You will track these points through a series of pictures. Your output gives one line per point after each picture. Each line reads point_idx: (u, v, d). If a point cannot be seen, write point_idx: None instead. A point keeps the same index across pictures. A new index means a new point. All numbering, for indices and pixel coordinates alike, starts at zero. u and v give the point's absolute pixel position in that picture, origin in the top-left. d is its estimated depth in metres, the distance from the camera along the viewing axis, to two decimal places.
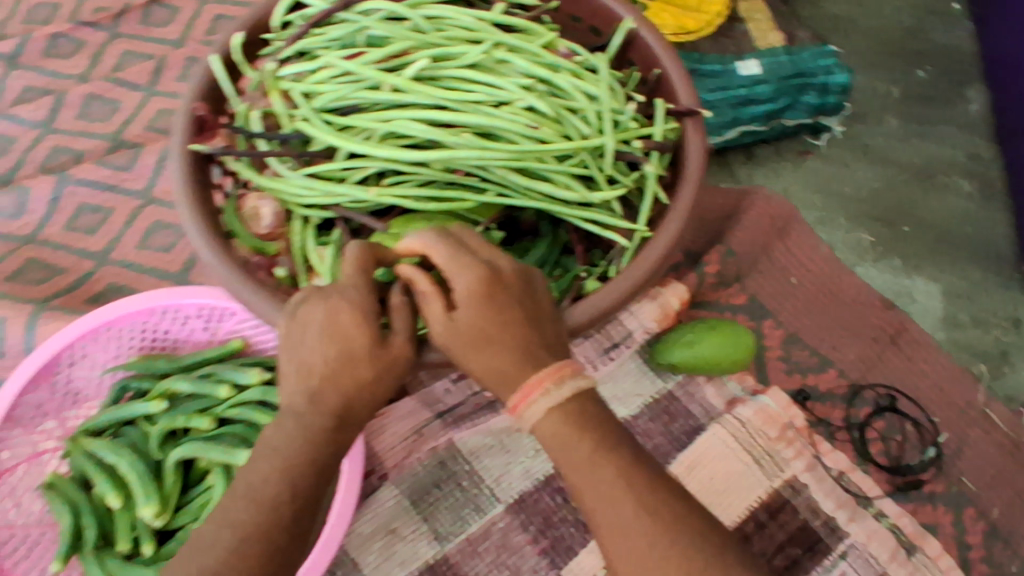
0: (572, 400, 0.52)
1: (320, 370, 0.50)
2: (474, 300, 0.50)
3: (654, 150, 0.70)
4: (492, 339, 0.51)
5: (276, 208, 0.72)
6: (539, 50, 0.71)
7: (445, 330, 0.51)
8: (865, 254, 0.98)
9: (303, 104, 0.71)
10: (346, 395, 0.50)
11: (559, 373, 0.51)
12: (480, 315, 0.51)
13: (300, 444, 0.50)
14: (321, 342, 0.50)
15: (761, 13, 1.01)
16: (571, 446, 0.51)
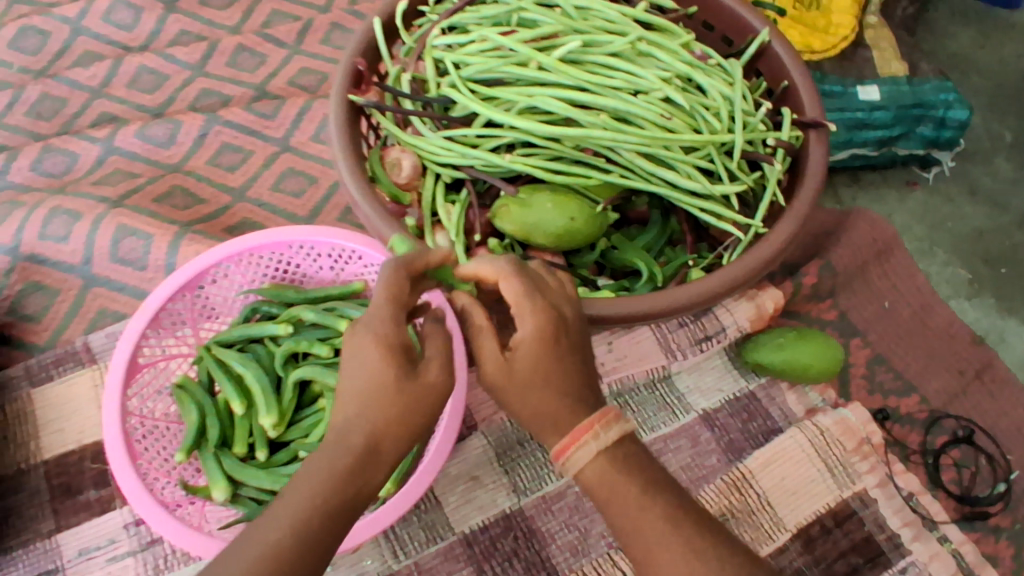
0: (617, 446, 0.53)
1: (363, 398, 0.51)
2: (533, 339, 0.53)
3: (781, 147, 0.76)
4: (545, 382, 0.53)
5: (415, 162, 0.79)
6: (678, 48, 0.77)
7: (498, 367, 0.53)
8: (960, 289, 0.98)
9: (454, 72, 0.78)
10: (398, 415, 0.51)
11: (605, 418, 0.53)
12: (536, 354, 0.52)
13: (332, 477, 0.49)
14: (367, 369, 0.51)
15: (887, 42, 1.02)
16: (614, 496, 0.52)
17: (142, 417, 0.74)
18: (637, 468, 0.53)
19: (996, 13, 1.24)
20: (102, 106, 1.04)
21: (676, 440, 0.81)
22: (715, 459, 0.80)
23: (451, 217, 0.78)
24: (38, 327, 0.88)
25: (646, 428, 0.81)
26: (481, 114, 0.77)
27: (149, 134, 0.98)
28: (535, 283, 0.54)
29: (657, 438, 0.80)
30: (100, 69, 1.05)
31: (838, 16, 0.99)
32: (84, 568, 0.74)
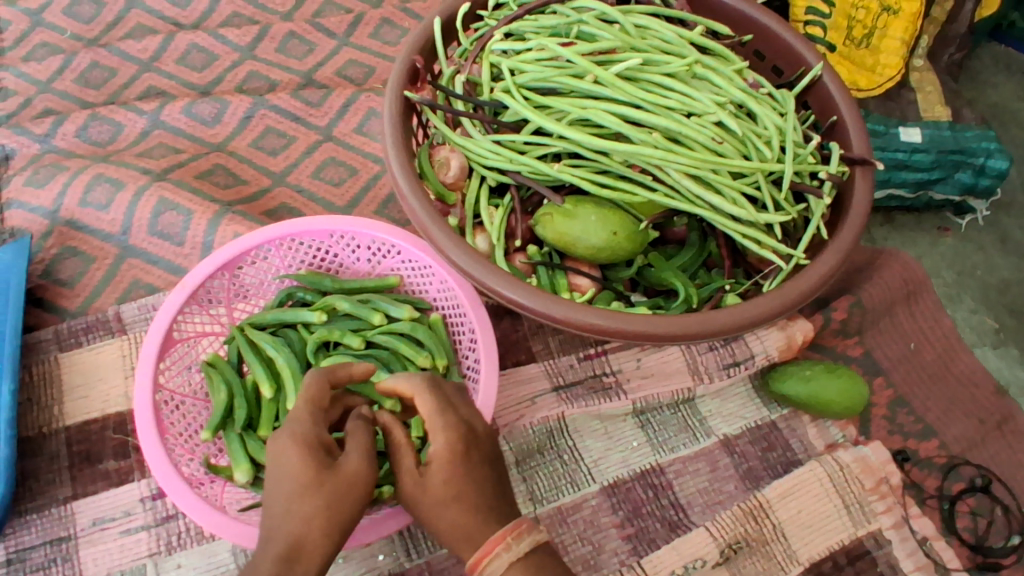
0: (534, 555, 0.53)
1: (282, 503, 0.50)
2: (445, 452, 0.55)
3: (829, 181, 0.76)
4: (458, 492, 0.54)
5: (463, 163, 0.80)
6: (733, 75, 0.78)
7: (411, 482, 0.55)
8: (985, 337, 0.98)
9: (509, 77, 0.79)
10: (314, 512, 0.50)
11: (518, 528, 0.53)
12: (448, 466, 0.55)
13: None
14: (281, 481, 0.51)
15: (932, 86, 1.02)
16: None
17: (172, 390, 0.74)
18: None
19: None
20: (150, 80, 1.05)
21: (694, 462, 0.82)
22: (732, 486, 0.81)
23: (494, 221, 0.79)
24: (70, 292, 0.88)
25: (665, 448, 0.82)
26: (533, 121, 0.77)
27: (197, 111, 1.00)
28: (445, 400, 0.57)
29: (676, 459, 0.82)
30: (152, 42, 1.06)
31: (886, 56, 0.99)
32: (97, 537, 0.74)
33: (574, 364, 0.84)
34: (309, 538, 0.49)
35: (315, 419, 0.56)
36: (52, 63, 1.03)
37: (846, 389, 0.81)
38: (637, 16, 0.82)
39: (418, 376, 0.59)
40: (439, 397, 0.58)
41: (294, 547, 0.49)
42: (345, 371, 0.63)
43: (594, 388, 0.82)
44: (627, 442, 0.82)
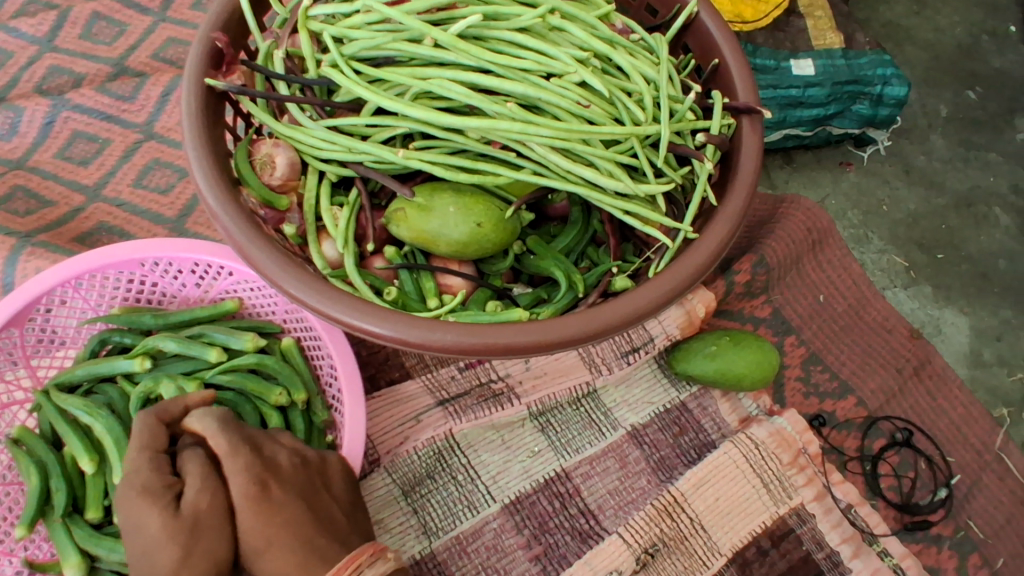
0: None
1: (141, 566, 0.49)
2: (245, 500, 0.52)
3: (711, 144, 0.67)
4: (275, 538, 0.52)
5: (291, 159, 0.67)
6: (596, 22, 0.67)
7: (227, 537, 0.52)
8: (896, 278, 0.93)
9: (334, 49, 0.66)
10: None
11: (356, 561, 0.50)
12: (257, 515, 0.52)
13: None
14: (133, 546, 0.50)
15: (822, 11, 0.93)
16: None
17: None
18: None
19: None
20: None
21: (602, 461, 0.74)
22: (645, 481, 0.74)
23: (338, 224, 0.67)
24: None
25: (569, 449, 0.75)
26: (369, 101, 0.65)
27: None
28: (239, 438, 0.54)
29: (582, 460, 0.74)
30: None
31: None
32: None
33: (457, 374, 0.74)
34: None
35: (148, 465, 0.52)
36: None
37: (751, 379, 0.74)
38: None
39: (211, 415, 0.55)
40: (241, 439, 0.54)
41: None
42: (177, 405, 0.57)
43: (483, 397, 0.73)
44: (526, 450, 0.74)
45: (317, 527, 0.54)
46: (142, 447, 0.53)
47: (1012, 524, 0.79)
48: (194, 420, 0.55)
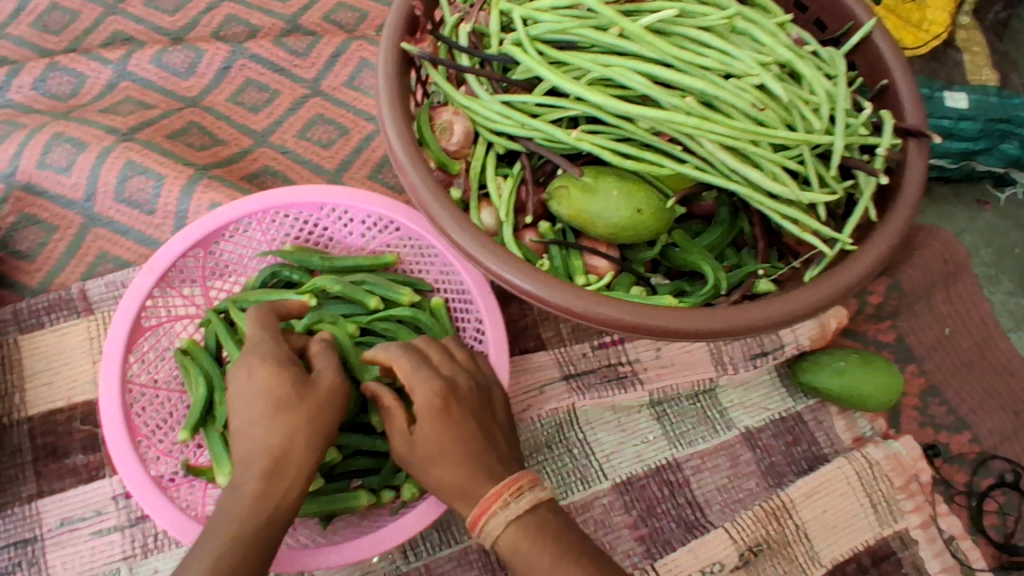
0: (531, 515, 0.52)
1: (258, 431, 0.52)
2: (426, 409, 0.55)
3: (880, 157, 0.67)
4: (446, 448, 0.55)
5: (467, 127, 0.71)
6: (777, 30, 0.69)
7: (404, 441, 0.56)
8: (1022, 321, 0.90)
9: (522, 28, 0.69)
10: (288, 438, 0.52)
11: (517, 484, 0.53)
12: (434, 423, 0.55)
13: (255, 505, 0.50)
14: (248, 405, 0.54)
15: (980, 47, 0.94)
16: (529, 566, 0.51)
17: (142, 384, 0.67)
18: (556, 539, 0.52)
19: None
20: (115, 24, 0.93)
21: (713, 458, 0.76)
22: (753, 483, 0.75)
23: (501, 194, 0.71)
24: (31, 266, 0.80)
25: (682, 441, 0.76)
26: (548, 81, 0.68)
27: (167, 61, 0.90)
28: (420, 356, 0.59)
29: (694, 454, 0.76)
30: None
31: (934, 10, 0.90)
32: (66, 539, 0.68)
33: (587, 352, 0.77)
34: (283, 464, 0.52)
35: (279, 343, 0.59)
36: (3, 4, 0.91)
37: (875, 401, 0.74)
38: None
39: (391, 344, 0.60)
40: (423, 363, 0.58)
41: (266, 477, 0.51)
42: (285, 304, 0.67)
43: (607, 377, 0.76)
44: (641, 435, 0.76)
45: (485, 445, 0.56)
46: (256, 333, 0.60)
47: None
48: (370, 350, 0.60)
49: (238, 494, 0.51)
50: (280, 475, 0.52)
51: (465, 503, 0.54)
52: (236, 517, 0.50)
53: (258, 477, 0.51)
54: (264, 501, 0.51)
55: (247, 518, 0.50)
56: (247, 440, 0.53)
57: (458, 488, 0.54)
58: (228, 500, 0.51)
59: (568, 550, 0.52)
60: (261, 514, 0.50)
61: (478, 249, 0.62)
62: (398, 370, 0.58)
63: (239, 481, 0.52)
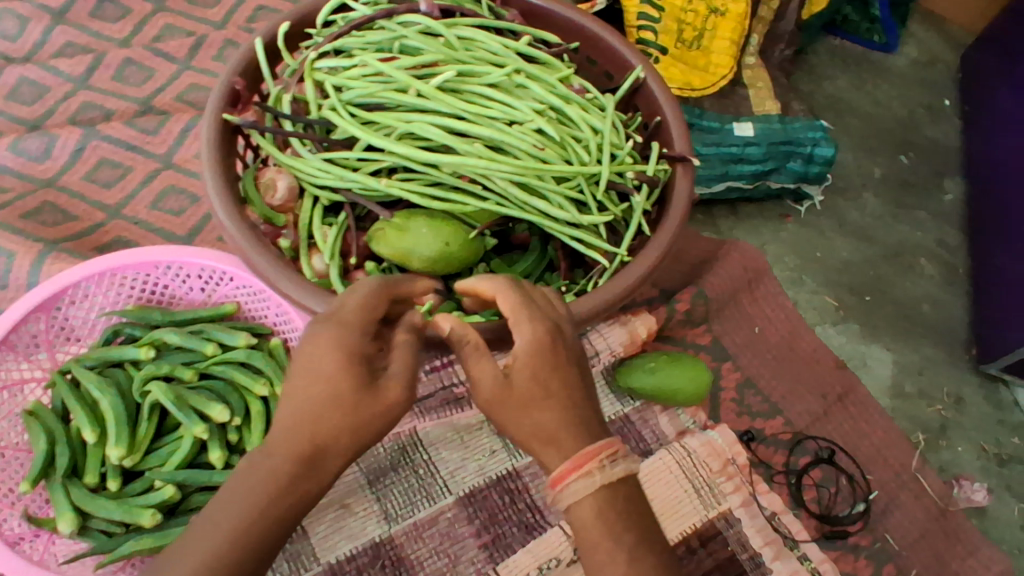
0: (619, 484, 0.52)
1: (303, 407, 0.48)
2: (529, 354, 0.52)
3: (645, 183, 0.78)
4: (548, 392, 0.52)
5: (291, 184, 0.78)
6: (555, 81, 0.79)
7: (494, 385, 0.52)
8: (826, 316, 1.03)
9: (334, 95, 0.77)
10: (331, 432, 0.48)
11: (612, 450, 0.52)
12: (538, 365, 0.52)
13: (275, 489, 0.47)
14: (305, 382, 0.48)
15: (763, 83, 1.08)
16: (604, 534, 0.50)
17: None
18: (633, 516, 0.51)
19: (870, 58, 1.34)
20: None
21: None
22: None
23: (327, 240, 0.76)
24: None
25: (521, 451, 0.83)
26: (362, 138, 0.76)
27: (24, 147, 0.97)
28: (530, 298, 0.55)
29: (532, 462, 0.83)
30: None
31: (717, 55, 1.04)
32: None
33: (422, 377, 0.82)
34: (290, 486, 0.48)
35: (368, 331, 0.51)
36: None
37: (685, 394, 0.82)
38: (462, 27, 0.82)
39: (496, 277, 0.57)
40: (532, 303, 0.55)
41: (290, 478, 0.48)
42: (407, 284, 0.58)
43: (446, 399, 0.82)
44: (483, 450, 0.82)
45: (583, 409, 0.53)
46: (351, 304, 0.51)
47: (927, 538, 0.87)
48: (472, 279, 0.57)
49: (236, 507, 0.47)
50: (282, 497, 0.48)
51: (553, 458, 0.52)
52: (215, 541, 0.46)
53: (260, 496, 0.47)
54: (247, 531, 0.47)
55: (267, 506, 0.47)
56: (292, 421, 0.48)
57: (544, 446, 0.52)
58: (221, 515, 0.47)
59: (642, 531, 0.51)
60: (246, 540, 0.47)
61: (298, 290, 0.69)
62: (503, 305, 0.55)
63: (244, 484, 0.48)
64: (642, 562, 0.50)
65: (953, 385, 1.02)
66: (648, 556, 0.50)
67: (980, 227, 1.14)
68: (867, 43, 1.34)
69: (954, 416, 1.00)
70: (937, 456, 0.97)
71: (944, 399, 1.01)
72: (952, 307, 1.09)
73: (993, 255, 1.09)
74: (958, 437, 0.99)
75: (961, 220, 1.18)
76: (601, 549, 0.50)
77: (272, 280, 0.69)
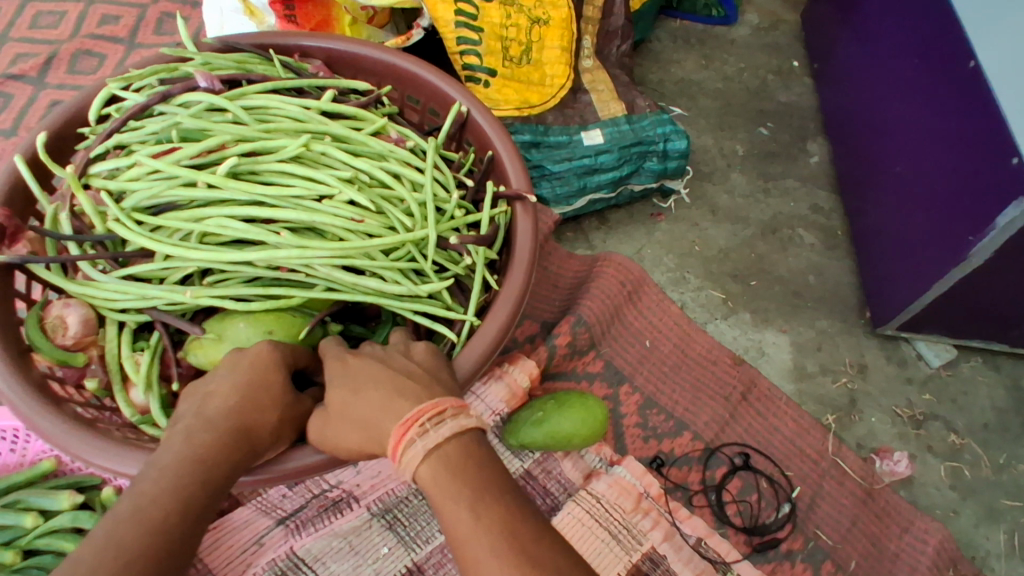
0: (452, 444, 0.46)
1: (228, 399, 0.52)
2: (335, 364, 0.55)
3: (473, 244, 0.70)
4: (354, 385, 0.52)
5: (84, 315, 0.67)
6: (363, 139, 0.74)
7: (319, 419, 0.54)
8: (715, 311, 1.03)
9: (113, 204, 0.68)
10: (247, 417, 0.52)
11: (437, 411, 0.48)
12: (340, 381, 0.53)
13: (206, 454, 0.49)
14: (232, 377, 0.53)
15: (604, 84, 1.03)
16: (445, 502, 0.44)
17: None
18: (469, 474, 0.45)
19: (712, 32, 1.33)
20: None
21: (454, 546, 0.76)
22: None
23: (139, 369, 0.67)
24: None
25: (419, 541, 0.75)
26: (155, 248, 0.67)
27: None
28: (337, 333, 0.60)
29: (434, 549, 0.75)
30: None
31: (551, 66, 0.99)
32: None
33: (288, 492, 0.76)
34: (200, 489, 0.47)
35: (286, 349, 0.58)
36: None
37: (582, 435, 0.75)
38: (250, 96, 0.74)
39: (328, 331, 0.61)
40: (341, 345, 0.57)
41: (218, 449, 0.50)
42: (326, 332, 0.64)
43: (321, 506, 0.75)
44: (375, 551, 0.74)
45: (399, 381, 0.51)
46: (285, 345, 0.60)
47: (858, 525, 0.83)
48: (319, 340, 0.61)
49: (144, 507, 0.44)
50: (192, 496, 0.46)
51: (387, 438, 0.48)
52: (129, 540, 0.42)
53: (171, 495, 0.45)
54: (163, 533, 0.44)
55: (197, 469, 0.48)
56: (223, 400, 0.52)
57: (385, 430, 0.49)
58: (129, 519, 0.43)
59: (485, 488, 0.45)
60: (156, 541, 0.43)
61: (102, 457, 0.59)
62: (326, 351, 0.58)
63: (149, 485, 0.46)
64: (492, 518, 0.43)
65: (855, 353, 1.02)
66: (496, 509, 0.44)
67: (849, 183, 1.13)
68: (706, 18, 1.33)
69: (861, 385, 0.99)
70: (851, 432, 0.96)
71: (847, 369, 1.00)
72: (839, 271, 1.09)
73: (868, 211, 1.08)
74: (870, 408, 0.98)
75: (832, 181, 1.18)
76: (448, 514, 0.44)
77: (68, 450, 0.59)
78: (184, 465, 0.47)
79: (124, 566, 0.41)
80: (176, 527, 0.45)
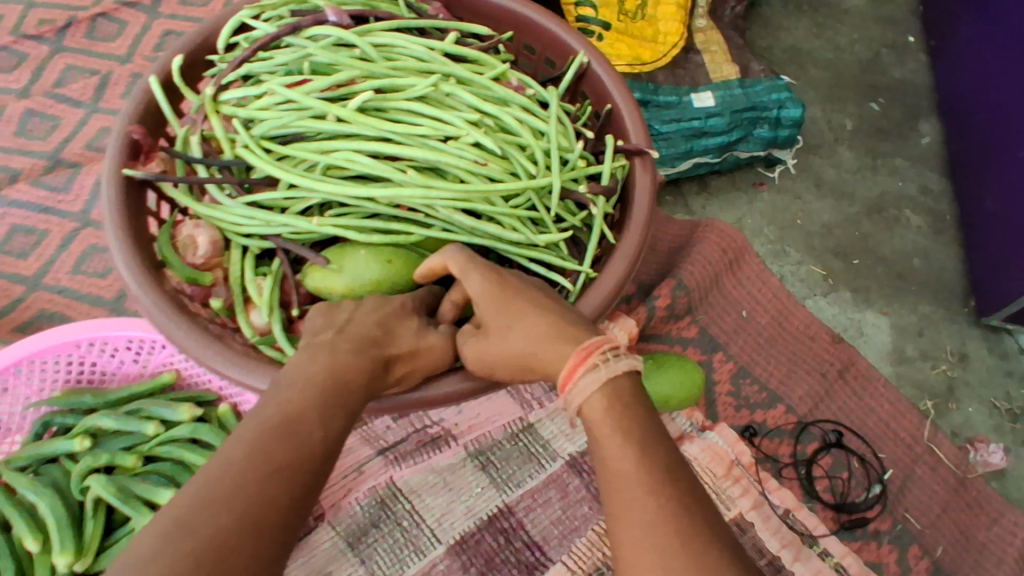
0: (626, 380, 0.46)
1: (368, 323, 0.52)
2: (483, 284, 0.53)
3: (600, 195, 0.72)
4: (508, 313, 0.51)
5: (212, 237, 0.70)
6: (488, 83, 0.73)
7: (471, 343, 0.53)
8: (816, 286, 1.01)
9: (244, 131, 0.69)
10: (381, 342, 0.51)
11: (615, 345, 0.47)
12: (492, 302, 0.52)
13: (348, 370, 0.48)
14: (372, 309, 0.54)
15: (718, 46, 1.01)
16: (610, 431, 0.43)
17: None
18: (639, 412, 0.44)
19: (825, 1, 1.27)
20: None
21: (543, 493, 0.77)
22: (587, 507, 0.77)
23: (262, 293, 0.69)
24: None
25: (512, 484, 0.77)
26: (281, 177, 0.68)
27: None
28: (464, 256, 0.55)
29: (525, 494, 0.77)
30: None
31: (665, 23, 0.98)
32: None
33: (391, 424, 0.78)
34: (340, 407, 0.46)
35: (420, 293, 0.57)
36: None
37: (678, 397, 0.75)
38: (377, 34, 0.74)
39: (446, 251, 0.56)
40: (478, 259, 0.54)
41: (357, 369, 0.49)
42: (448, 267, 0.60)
43: (420, 442, 0.77)
44: (469, 489, 0.76)
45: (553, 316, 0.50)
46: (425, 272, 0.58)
47: (949, 512, 0.82)
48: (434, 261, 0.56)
49: (288, 416, 0.44)
50: (334, 414, 0.46)
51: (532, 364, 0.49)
52: (276, 446, 0.42)
53: (316, 405, 0.45)
54: (305, 443, 0.43)
55: (332, 387, 0.46)
56: (364, 325, 0.52)
57: (532, 355, 0.49)
58: (278, 425, 0.43)
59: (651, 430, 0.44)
60: (302, 450, 0.43)
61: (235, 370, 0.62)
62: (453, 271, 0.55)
63: (292, 395, 0.46)
64: (654, 460, 0.42)
65: (955, 341, 0.99)
66: (661, 454, 0.42)
67: (960, 166, 1.09)
68: None
69: (961, 374, 0.97)
70: (947, 420, 0.94)
71: (947, 357, 0.98)
72: (945, 256, 1.05)
73: (982, 196, 1.03)
74: (968, 398, 0.95)
75: (942, 163, 1.13)
76: (609, 446, 0.43)
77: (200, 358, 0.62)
78: (327, 377, 0.47)
79: (270, 471, 0.41)
80: (320, 439, 0.44)
